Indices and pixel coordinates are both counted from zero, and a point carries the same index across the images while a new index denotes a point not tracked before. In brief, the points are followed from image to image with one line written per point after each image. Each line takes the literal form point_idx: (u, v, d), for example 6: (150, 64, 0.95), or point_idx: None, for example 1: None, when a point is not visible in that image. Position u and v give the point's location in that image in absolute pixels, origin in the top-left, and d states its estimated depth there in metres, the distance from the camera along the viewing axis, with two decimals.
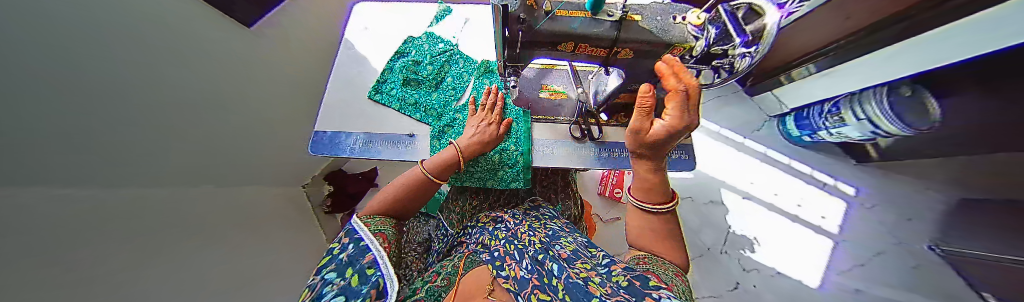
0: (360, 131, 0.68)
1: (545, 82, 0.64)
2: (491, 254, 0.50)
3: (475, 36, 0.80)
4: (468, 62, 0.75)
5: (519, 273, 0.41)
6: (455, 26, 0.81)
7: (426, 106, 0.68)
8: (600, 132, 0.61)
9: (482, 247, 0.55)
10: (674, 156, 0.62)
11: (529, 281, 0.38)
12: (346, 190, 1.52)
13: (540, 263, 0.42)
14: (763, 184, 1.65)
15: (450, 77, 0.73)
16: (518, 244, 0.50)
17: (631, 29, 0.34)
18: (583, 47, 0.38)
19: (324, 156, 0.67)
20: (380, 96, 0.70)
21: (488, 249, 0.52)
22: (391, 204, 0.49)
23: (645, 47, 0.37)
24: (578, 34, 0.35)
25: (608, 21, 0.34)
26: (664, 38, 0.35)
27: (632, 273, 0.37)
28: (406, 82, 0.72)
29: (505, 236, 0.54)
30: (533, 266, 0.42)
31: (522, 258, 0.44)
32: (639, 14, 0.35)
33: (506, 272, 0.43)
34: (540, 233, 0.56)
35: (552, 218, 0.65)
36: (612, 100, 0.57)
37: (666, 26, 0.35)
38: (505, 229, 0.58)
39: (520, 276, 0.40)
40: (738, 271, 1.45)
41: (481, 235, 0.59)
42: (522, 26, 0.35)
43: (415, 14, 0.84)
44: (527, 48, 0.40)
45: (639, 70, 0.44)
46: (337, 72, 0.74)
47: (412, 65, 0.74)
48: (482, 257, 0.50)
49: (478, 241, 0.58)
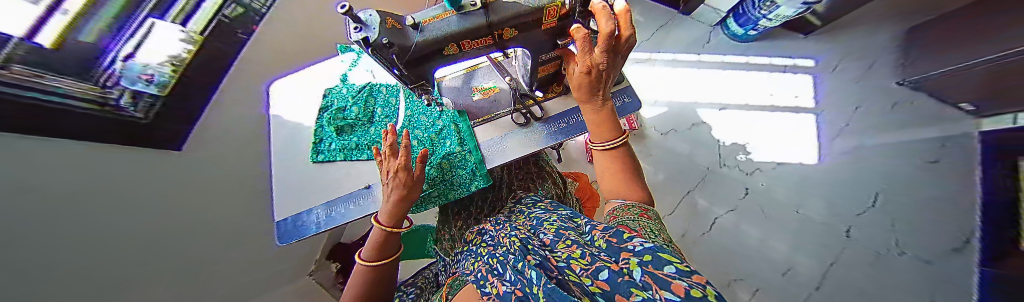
0: (318, 202, 0.65)
1: (474, 83, 0.64)
2: (474, 273, 0.45)
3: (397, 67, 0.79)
4: (389, 87, 0.74)
5: (499, 290, 0.34)
6: (368, 61, 0.80)
7: (368, 144, 0.66)
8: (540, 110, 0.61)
9: (467, 269, 0.53)
10: (619, 104, 0.62)
11: (511, 288, 0.32)
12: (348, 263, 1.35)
13: (522, 273, 0.35)
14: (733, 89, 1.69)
15: (379, 108, 0.71)
16: (500, 255, 0.47)
17: (498, 10, 0.34)
18: (466, 44, 0.37)
19: (292, 242, 0.64)
20: (322, 155, 0.68)
21: (472, 270, 0.49)
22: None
23: (522, 20, 0.36)
24: (453, 33, 0.35)
25: (475, 9, 0.34)
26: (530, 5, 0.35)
27: (608, 234, 0.38)
28: (339, 130, 0.69)
29: (487, 250, 0.52)
30: (516, 275, 0.34)
31: (506, 271, 0.38)
32: None
33: (486, 289, 0.36)
34: (522, 230, 0.54)
35: (534, 207, 0.64)
36: (536, 76, 0.55)
37: None
38: (490, 240, 0.56)
39: (501, 291, 0.32)
40: (741, 176, 1.48)
41: (469, 257, 0.57)
42: (395, 48, 0.34)
43: (328, 67, 0.82)
44: (416, 66, 0.39)
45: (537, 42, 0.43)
46: (277, 155, 0.72)
47: (338, 113, 0.71)
48: (467, 278, 0.47)
49: (467, 264, 0.56)
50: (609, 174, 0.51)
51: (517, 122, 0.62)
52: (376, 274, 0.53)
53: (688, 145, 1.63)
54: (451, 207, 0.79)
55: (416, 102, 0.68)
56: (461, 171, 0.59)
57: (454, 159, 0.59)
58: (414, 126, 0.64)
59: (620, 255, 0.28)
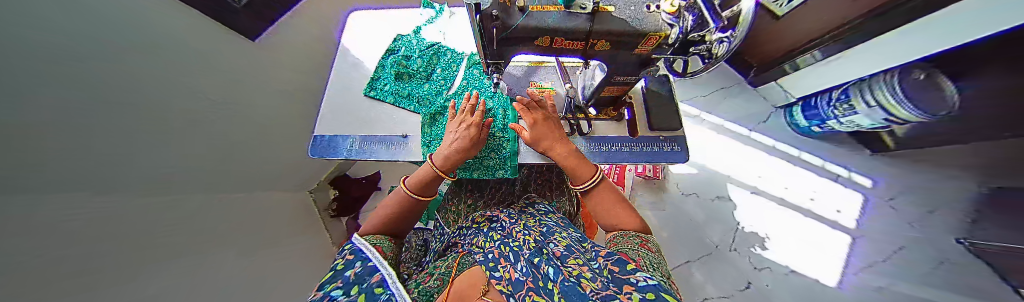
0: (355, 133, 0.69)
1: (533, 79, 0.66)
2: (486, 256, 0.51)
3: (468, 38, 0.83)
4: (455, 53, 0.77)
5: (513, 276, 0.40)
6: (442, 22, 0.85)
7: (419, 97, 0.70)
8: (588, 126, 0.61)
9: (476, 248, 0.57)
10: (665, 149, 0.61)
11: (525, 279, 0.38)
12: (350, 194, 1.54)
13: (535, 267, 0.41)
14: (770, 177, 1.64)
15: (439, 68, 0.75)
16: (513, 245, 0.51)
17: (604, 20, 0.35)
18: (559, 41, 0.38)
19: (321, 158, 0.68)
20: (375, 92, 0.73)
21: (484, 251, 0.53)
22: (384, 223, 0.54)
23: (619, 38, 0.37)
24: (553, 28, 0.36)
25: (583, 14, 0.35)
26: (637, 28, 0.35)
27: (611, 262, 0.38)
28: (398, 76, 0.74)
29: (499, 238, 0.56)
30: (528, 268, 0.40)
31: (518, 261, 0.44)
32: (613, 5, 0.36)
33: (500, 273, 0.43)
34: (534, 232, 0.56)
35: (547, 215, 0.66)
36: (598, 94, 0.56)
37: (640, 11, 0.36)
38: (500, 229, 0.60)
39: (514, 279, 0.39)
40: (748, 268, 1.49)
41: (476, 237, 0.62)
42: (497, 24, 0.35)
43: (404, 16, 0.87)
44: (504, 45, 0.40)
45: (619, 62, 0.44)
46: (335, 78, 0.76)
47: (402, 60, 0.76)
48: (477, 259, 0.52)
49: (473, 243, 0.61)
50: (604, 203, 0.55)
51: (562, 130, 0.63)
52: (409, 205, 0.57)
53: (704, 215, 1.60)
54: (466, 183, 0.82)
55: (475, 76, 0.72)
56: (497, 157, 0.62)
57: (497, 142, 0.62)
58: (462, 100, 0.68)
59: (622, 287, 0.29)
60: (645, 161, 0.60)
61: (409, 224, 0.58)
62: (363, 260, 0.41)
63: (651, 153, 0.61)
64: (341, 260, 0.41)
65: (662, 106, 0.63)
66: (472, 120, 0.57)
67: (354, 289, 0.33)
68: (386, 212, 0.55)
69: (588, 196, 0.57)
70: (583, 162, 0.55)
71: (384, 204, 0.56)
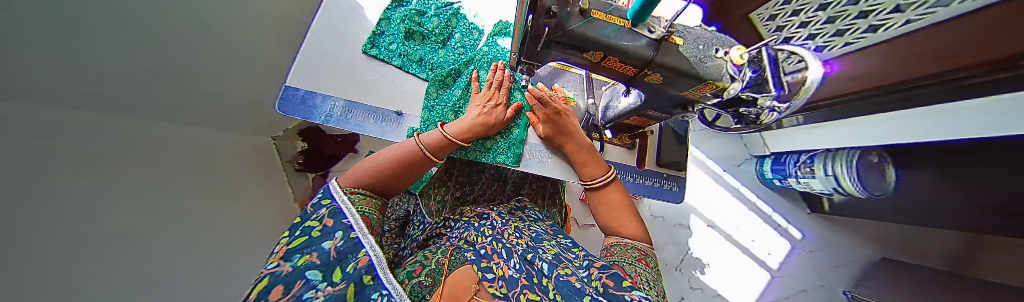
0: (339, 96, 0.59)
1: (557, 84, 0.61)
2: (477, 253, 0.50)
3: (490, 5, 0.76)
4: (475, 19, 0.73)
5: (506, 273, 0.41)
6: None
7: (433, 64, 0.66)
8: (599, 150, 0.60)
9: (468, 243, 0.56)
10: (664, 187, 0.61)
11: (518, 277, 0.40)
12: (321, 150, 1.41)
13: (528, 263, 0.44)
14: (727, 216, 1.82)
15: (457, 33, 0.71)
16: (506, 243, 0.51)
17: (670, 53, 0.30)
18: (610, 61, 0.34)
19: (291, 117, 0.56)
20: (376, 51, 0.64)
21: (475, 247, 0.52)
22: (380, 177, 0.48)
23: (676, 76, 0.33)
24: (611, 45, 0.30)
25: (648, 39, 0.30)
26: (698, 71, 0.31)
27: (606, 275, 0.40)
28: (408, 34, 0.67)
29: (492, 234, 0.55)
30: (521, 265, 0.43)
31: (510, 257, 0.46)
32: (682, 36, 0.31)
33: (492, 274, 0.42)
34: (525, 235, 0.56)
35: (536, 221, 0.65)
36: (622, 119, 0.53)
37: (709, 52, 0.31)
38: (490, 226, 0.59)
39: (508, 275, 0.40)
40: (687, 288, 1.68)
41: (466, 231, 0.60)
42: (552, 24, 0.29)
43: None
44: (547, 49, 0.34)
45: (659, 96, 0.40)
46: (321, 17, 0.63)
47: (413, 15, 0.68)
48: (468, 256, 0.50)
49: (462, 237, 0.59)
50: (607, 207, 0.56)
51: None
52: (413, 164, 0.52)
53: (664, 237, 1.75)
54: (457, 173, 0.79)
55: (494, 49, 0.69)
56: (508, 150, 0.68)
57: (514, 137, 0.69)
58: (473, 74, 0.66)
59: None
60: (645, 195, 0.60)
61: (400, 184, 0.53)
62: (346, 232, 0.35)
63: (652, 189, 0.61)
64: (316, 226, 0.35)
65: (673, 144, 0.63)
66: (498, 99, 0.62)
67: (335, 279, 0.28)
68: (385, 167, 0.49)
69: (594, 195, 0.58)
70: (593, 160, 0.57)
71: (383, 156, 0.50)
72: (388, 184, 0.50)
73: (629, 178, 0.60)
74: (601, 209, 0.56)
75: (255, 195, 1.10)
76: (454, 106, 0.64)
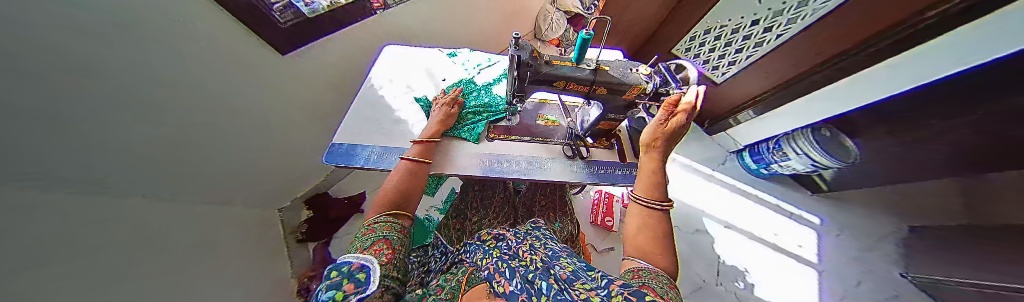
0: (376, 145, 0.76)
1: (541, 113, 0.82)
2: (487, 272, 0.53)
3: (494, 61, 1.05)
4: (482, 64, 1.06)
5: (509, 290, 0.45)
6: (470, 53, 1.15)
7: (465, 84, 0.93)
8: (587, 152, 0.73)
9: (479, 266, 0.58)
10: None
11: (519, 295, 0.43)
12: (327, 215, 1.50)
13: (530, 282, 0.46)
14: (738, 213, 1.83)
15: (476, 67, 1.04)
16: (510, 264, 0.53)
17: (603, 75, 0.51)
18: (571, 85, 0.53)
19: (335, 166, 0.70)
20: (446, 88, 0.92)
21: (483, 268, 0.56)
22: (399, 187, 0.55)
23: (616, 87, 0.52)
24: (569, 76, 0.50)
25: (587, 69, 0.50)
26: (625, 81, 0.51)
27: (627, 290, 0.29)
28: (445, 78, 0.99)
29: (500, 256, 0.58)
30: (523, 284, 0.45)
31: (513, 276, 0.48)
32: (607, 65, 0.52)
33: (499, 290, 0.47)
34: (540, 252, 0.62)
35: (552, 241, 0.71)
36: (595, 127, 0.70)
37: (626, 71, 0.52)
38: (506, 248, 0.62)
39: (510, 291, 0.45)
40: None
41: (477, 254, 0.63)
42: (531, 69, 0.49)
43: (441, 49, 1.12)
44: (531, 83, 0.53)
45: (612, 104, 0.58)
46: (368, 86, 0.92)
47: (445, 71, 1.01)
48: (481, 276, 0.54)
49: (476, 260, 0.61)
50: (635, 234, 0.45)
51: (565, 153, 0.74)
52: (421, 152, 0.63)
53: (687, 248, 1.70)
54: (471, 202, 0.90)
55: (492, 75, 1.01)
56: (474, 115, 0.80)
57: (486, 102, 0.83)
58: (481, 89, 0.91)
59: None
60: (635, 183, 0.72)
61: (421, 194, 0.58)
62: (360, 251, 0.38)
63: None
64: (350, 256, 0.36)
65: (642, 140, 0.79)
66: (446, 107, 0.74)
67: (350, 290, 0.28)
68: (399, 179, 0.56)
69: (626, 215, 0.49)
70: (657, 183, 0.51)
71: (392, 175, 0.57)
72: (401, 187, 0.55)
73: (618, 171, 0.72)
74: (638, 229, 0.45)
75: (258, 276, 1.08)
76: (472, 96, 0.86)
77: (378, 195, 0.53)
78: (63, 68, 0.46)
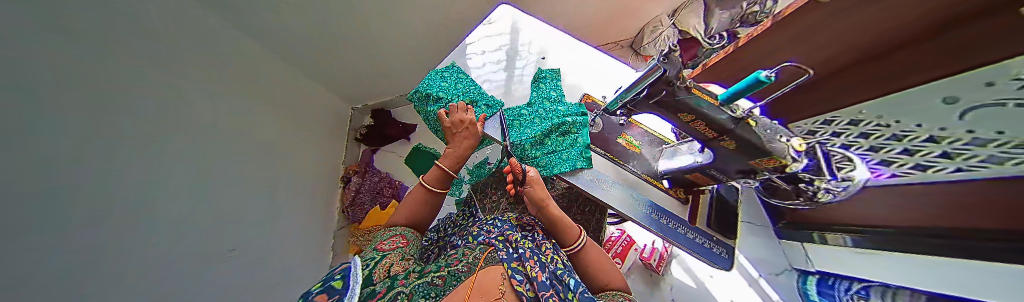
0: None
1: (626, 132, 0.76)
2: (508, 254, 0.53)
3: (602, 56, 0.99)
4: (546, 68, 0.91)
5: (537, 279, 0.48)
6: (569, 43, 1.02)
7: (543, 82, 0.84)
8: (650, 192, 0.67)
9: (503, 241, 0.57)
10: (714, 251, 0.64)
11: (549, 288, 0.47)
12: (382, 130, 1.83)
13: (558, 277, 0.50)
14: None
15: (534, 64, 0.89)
16: (541, 257, 0.54)
17: (747, 129, 0.42)
18: (698, 122, 0.46)
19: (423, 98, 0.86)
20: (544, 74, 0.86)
21: (509, 249, 0.55)
22: (412, 211, 0.65)
23: (749, 146, 0.43)
24: (703, 114, 0.43)
25: (733, 115, 0.41)
26: (767, 146, 0.41)
27: None
28: None
29: (530, 245, 0.58)
30: (550, 281, 0.48)
31: (543, 270, 0.50)
32: (757, 118, 0.42)
33: (518, 276, 0.48)
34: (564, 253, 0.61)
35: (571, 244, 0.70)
36: (683, 174, 0.62)
37: (773, 135, 0.41)
38: (530, 238, 0.62)
39: (541, 281, 0.47)
40: None
41: (507, 229, 0.62)
42: (667, 88, 0.43)
43: (547, 29, 1.03)
44: (654, 101, 0.47)
45: (729, 161, 0.50)
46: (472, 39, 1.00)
47: None
48: (500, 255, 0.52)
49: (503, 233, 0.60)
50: (595, 264, 0.58)
51: (629, 182, 0.70)
52: (438, 182, 0.68)
53: None
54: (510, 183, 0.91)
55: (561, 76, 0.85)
56: (571, 149, 0.71)
57: (567, 121, 0.72)
58: (549, 89, 0.82)
59: None
60: (694, 251, 0.63)
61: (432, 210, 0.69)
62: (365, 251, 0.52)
63: (703, 247, 0.63)
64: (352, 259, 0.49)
65: (722, 215, 0.67)
66: (466, 124, 0.71)
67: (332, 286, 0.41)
68: (413, 205, 0.66)
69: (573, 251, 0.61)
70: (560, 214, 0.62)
71: (408, 199, 0.67)
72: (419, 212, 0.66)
73: (678, 228, 0.64)
74: (595, 259, 0.59)
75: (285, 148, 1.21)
76: (557, 95, 0.80)
77: (399, 215, 0.65)
78: None
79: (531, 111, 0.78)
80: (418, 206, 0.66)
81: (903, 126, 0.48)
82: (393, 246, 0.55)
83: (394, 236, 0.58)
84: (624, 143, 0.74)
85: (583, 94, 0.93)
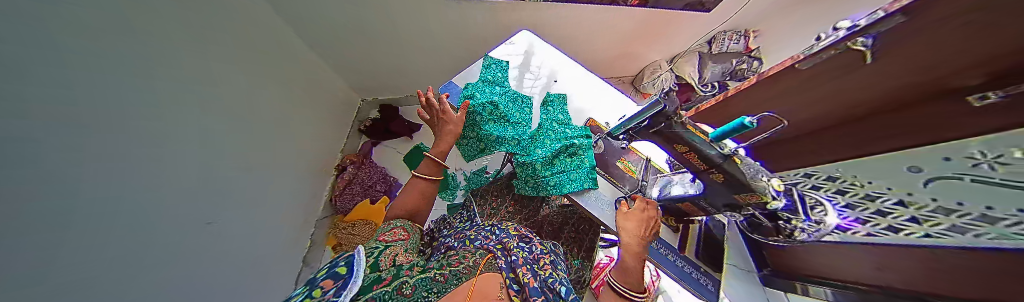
0: None
1: (624, 157, 0.81)
2: (509, 263, 0.54)
3: (605, 85, 1.07)
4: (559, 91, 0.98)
5: (531, 284, 0.48)
6: (581, 73, 1.10)
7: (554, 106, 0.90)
8: None
9: (501, 249, 0.58)
10: (705, 284, 0.65)
11: (541, 295, 0.48)
12: (386, 125, 1.89)
13: (549, 283, 0.51)
14: None
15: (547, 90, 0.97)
16: (535, 265, 0.55)
17: (732, 166, 0.47)
18: (690, 154, 0.51)
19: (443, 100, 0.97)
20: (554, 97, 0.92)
21: (508, 256, 0.55)
22: (408, 204, 0.67)
23: (735, 182, 0.49)
24: (696, 147, 0.48)
25: (721, 151, 0.47)
26: (751, 182, 0.46)
27: None
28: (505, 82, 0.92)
29: (525, 253, 0.58)
30: (542, 289, 0.49)
31: (536, 278, 0.51)
32: (742, 157, 0.48)
33: (515, 287, 0.49)
34: (557, 263, 0.63)
35: (559, 252, 0.72)
36: (675, 203, 0.65)
37: (757, 174, 0.46)
38: (527, 247, 0.61)
39: (534, 288, 0.48)
40: None
41: (505, 237, 0.62)
42: (666, 121, 0.49)
43: (564, 59, 1.13)
44: (652, 132, 0.54)
45: (716, 194, 0.54)
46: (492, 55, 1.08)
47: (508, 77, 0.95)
48: (498, 264, 0.53)
49: (501, 242, 0.61)
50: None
51: (621, 203, 0.75)
52: (434, 171, 0.70)
53: None
54: (511, 193, 0.93)
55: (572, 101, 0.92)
56: (578, 171, 0.76)
57: (574, 143, 0.77)
58: (557, 112, 0.88)
59: None
60: (682, 282, 0.65)
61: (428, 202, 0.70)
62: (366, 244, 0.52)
63: (692, 280, 0.65)
64: (348, 252, 0.48)
65: (712, 247, 0.70)
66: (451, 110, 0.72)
67: (332, 277, 0.42)
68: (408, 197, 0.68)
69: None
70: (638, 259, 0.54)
71: (405, 190, 0.69)
72: (415, 205, 0.68)
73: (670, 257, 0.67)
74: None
75: None
76: (565, 118, 0.86)
77: (396, 209, 0.66)
78: None
79: (542, 130, 0.83)
80: (415, 197, 0.68)
81: (857, 181, 0.46)
82: (394, 238, 0.56)
83: (392, 230, 0.58)
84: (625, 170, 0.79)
85: (588, 118, 1.00)
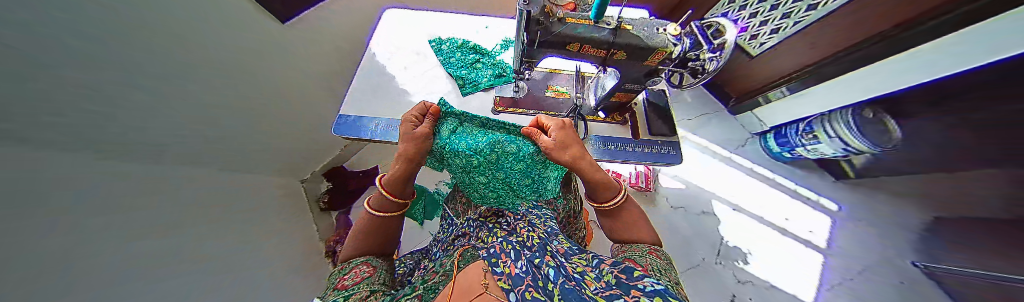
0: (383, 117, 0.79)
1: (551, 83, 0.77)
2: (488, 250, 0.49)
3: (502, 24, 0.99)
4: (462, 54, 0.90)
5: (513, 270, 0.40)
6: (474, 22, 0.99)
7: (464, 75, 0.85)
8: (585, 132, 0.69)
9: (480, 242, 0.55)
10: (663, 151, 0.69)
11: (525, 276, 0.38)
12: None
13: (536, 266, 0.42)
14: (768, 203, 1.35)
15: (451, 61, 0.89)
16: (516, 245, 0.50)
17: (624, 35, 0.44)
18: (586, 48, 0.47)
19: (344, 136, 0.75)
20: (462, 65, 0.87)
21: (486, 245, 0.51)
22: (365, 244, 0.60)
23: (638, 50, 0.46)
24: (585, 37, 0.44)
25: (608, 27, 0.43)
26: (650, 43, 0.45)
27: (619, 269, 0.39)
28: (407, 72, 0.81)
29: (503, 234, 0.55)
30: (529, 267, 0.41)
31: (518, 258, 0.44)
32: (631, 23, 0.45)
33: (501, 268, 0.42)
34: (538, 227, 0.59)
35: (544, 210, 0.70)
36: (608, 99, 0.65)
37: (651, 32, 0.45)
38: (506, 225, 0.61)
39: (514, 271, 0.40)
40: (733, 283, 1.22)
41: (481, 230, 0.61)
42: (542, 28, 0.43)
43: (449, 18, 1.00)
44: (541, 46, 0.48)
45: (630, 70, 0.52)
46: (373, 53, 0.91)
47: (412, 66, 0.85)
48: (480, 253, 0.50)
49: (478, 236, 0.59)
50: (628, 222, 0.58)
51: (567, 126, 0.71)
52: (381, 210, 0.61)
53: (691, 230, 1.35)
54: None
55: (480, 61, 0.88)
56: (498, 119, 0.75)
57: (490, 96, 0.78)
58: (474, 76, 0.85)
59: (630, 291, 0.31)
60: (647, 161, 0.68)
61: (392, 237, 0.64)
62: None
63: (655, 154, 0.69)
64: None
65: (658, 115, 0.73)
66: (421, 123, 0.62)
67: None
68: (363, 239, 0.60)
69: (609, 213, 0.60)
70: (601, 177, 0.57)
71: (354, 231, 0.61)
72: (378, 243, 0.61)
73: (629, 148, 0.69)
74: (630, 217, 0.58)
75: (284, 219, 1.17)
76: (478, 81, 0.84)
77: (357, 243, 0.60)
78: (78, 22, 0.40)
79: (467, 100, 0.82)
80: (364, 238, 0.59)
81: None
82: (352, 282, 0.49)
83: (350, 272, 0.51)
84: (558, 94, 0.76)
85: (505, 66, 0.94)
